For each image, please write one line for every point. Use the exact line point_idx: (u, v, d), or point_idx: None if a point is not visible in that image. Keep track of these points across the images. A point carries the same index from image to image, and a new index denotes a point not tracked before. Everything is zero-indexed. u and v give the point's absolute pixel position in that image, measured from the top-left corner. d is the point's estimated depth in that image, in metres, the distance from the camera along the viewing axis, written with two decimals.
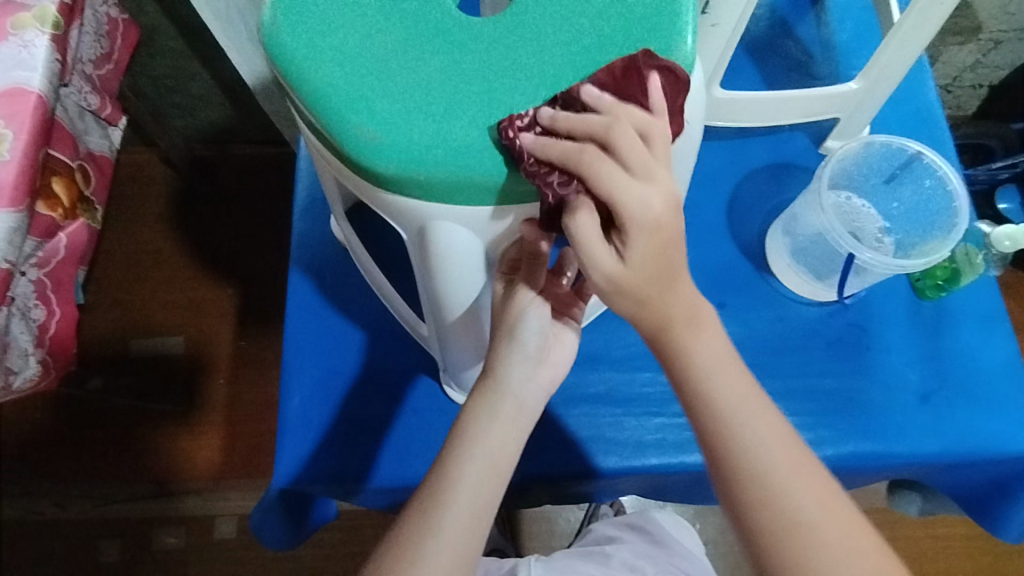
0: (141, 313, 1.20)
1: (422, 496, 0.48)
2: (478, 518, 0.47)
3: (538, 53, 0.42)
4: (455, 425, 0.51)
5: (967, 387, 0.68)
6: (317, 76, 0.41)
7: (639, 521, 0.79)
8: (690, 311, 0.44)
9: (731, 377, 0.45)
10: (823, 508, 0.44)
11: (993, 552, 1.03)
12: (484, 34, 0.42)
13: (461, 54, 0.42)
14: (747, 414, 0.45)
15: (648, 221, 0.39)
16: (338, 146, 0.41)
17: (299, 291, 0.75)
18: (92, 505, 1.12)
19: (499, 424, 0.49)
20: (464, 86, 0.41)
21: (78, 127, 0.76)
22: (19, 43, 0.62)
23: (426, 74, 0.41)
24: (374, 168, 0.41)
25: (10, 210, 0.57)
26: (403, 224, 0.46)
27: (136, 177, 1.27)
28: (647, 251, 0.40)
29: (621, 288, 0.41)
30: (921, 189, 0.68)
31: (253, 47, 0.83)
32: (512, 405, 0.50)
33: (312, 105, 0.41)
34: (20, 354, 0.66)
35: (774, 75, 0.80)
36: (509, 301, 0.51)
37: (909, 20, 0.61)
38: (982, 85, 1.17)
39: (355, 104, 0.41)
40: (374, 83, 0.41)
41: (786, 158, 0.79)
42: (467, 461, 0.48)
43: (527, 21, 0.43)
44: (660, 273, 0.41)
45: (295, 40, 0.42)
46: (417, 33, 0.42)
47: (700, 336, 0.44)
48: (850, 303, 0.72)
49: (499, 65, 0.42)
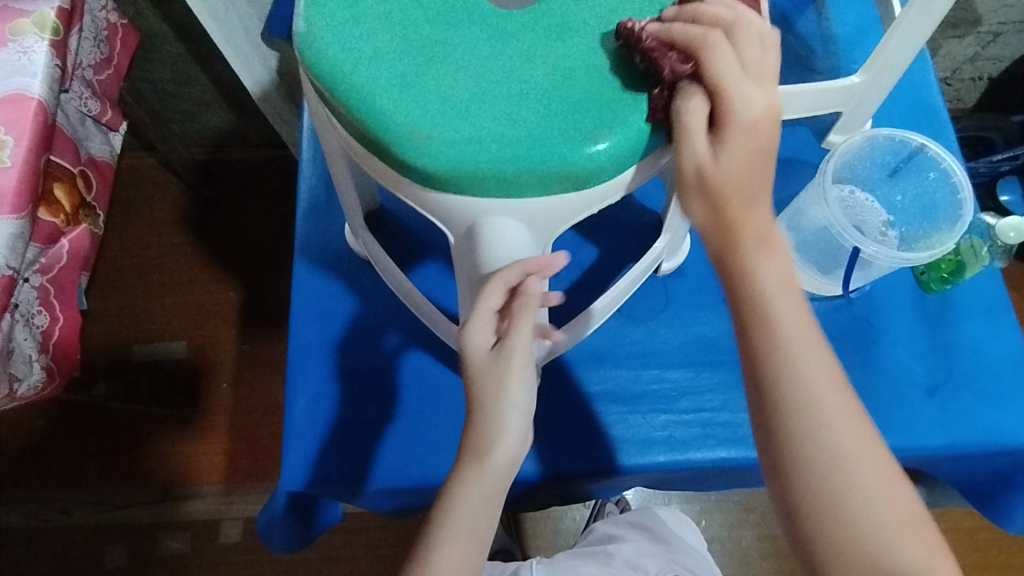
0: (143, 318, 1.20)
1: (422, 541, 0.47)
2: (475, 557, 0.46)
3: (572, 46, 0.43)
4: (444, 484, 0.47)
5: (974, 380, 0.68)
6: (361, 81, 0.41)
7: (641, 518, 0.79)
8: (758, 233, 0.43)
9: (795, 309, 0.43)
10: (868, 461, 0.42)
11: (1001, 545, 1.02)
12: (519, 30, 0.43)
13: (501, 49, 0.43)
14: (808, 353, 0.42)
15: (748, 116, 0.40)
16: (390, 150, 0.41)
17: (302, 294, 0.75)
18: (96, 511, 1.12)
19: (483, 496, 0.45)
20: (508, 80, 0.42)
21: (79, 132, 0.76)
22: (19, 49, 0.62)
23: (469, 71, 0.42)
24: (429, 169, 0.41)
25: (13, 216, 0.57)
26: (451, 226, 0.45)
27: (136, 182, 1.27)
28: (741, 145, 0.41)
29: (709, 184, 0.42)
30: (924, 182, 0.68)
31: (252, 50, 0.83)
32: (497, 477, 0.45)
33: (359, 111, 0.41)
34: (24, 360, 0.66)
35: (774, 70, 0.80)
36: (498, 354, 0.43)
37: (910, 14, 0.61)
38: (982, 77, 1.17)
39: (404, 106, 0.41)
40: (421, 83, 0.41)
41: (788, 153, 0.78)
42: (449, 531, 0.46)
43: (561, 21, 0.44)
44: (749, 175, 0.41)
45: (332, 46, 0.42)
46: (455, 31, 0.43)
47: (767, 260, 0.43)
48: (855, 297, 0.72)
49: (538, 59, 0.43)
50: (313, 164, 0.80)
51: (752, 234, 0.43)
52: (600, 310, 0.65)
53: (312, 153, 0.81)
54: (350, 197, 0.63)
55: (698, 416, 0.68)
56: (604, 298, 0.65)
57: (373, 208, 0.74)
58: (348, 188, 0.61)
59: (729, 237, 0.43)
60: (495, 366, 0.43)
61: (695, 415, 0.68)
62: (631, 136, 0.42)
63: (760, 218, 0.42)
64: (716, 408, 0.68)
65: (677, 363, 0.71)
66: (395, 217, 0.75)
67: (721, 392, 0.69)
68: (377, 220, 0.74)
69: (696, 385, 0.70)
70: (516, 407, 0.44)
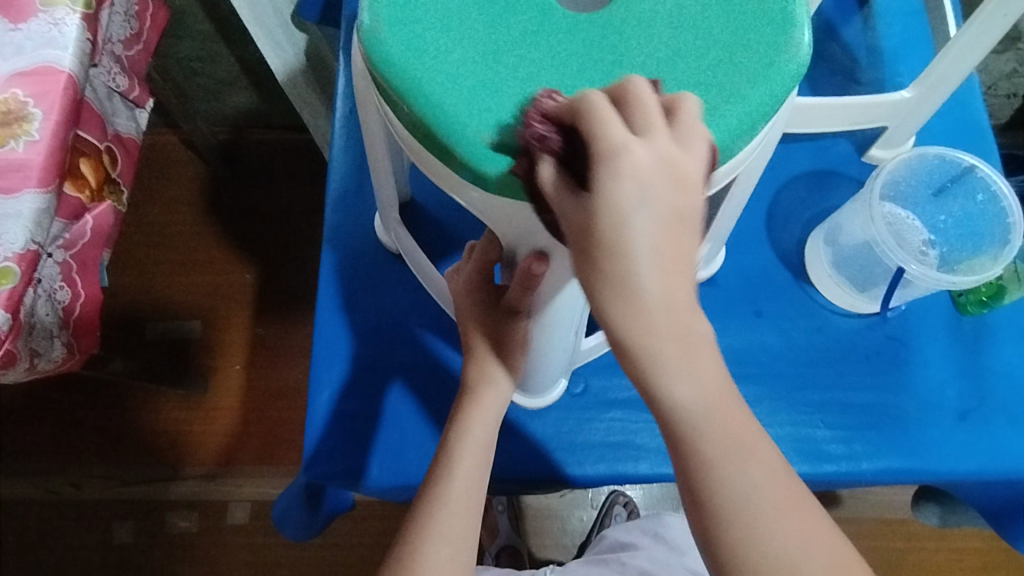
0: (158, 296, 1.20)
1: (436, 472, 0.50)
2: (478, 489, 0.49)
3: (650, 47, 0.41)
4: (454, 411, 0.52)
5: (1006, 407, 0.67)
6: (426, 79, 0.40)
7: (654, 526, 0.78)
8: (680, 330, 0.32)
9: (724, 419, 0.33)
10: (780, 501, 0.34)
11: (1009, 568, 1.02)
12: (591, 31, 0.41)
13: (574, 49, 0.40)
14: (724, 461, 0.33)
15: (629, 166, 0.30)
16: (449, 152, 0.40)
17: (326, 285, 0.74)
18: (105, 486, 1.12)
19: (482, 411, 0.51)
20: (582, 86, 0.40)
21: (106, 107, 0.75)
22: (50, 21, 0.61)
23: (539, 73, 0.40)
24: (491, 172, 0.39)
25: (39, 191, 0.57)
26: (510, 230, 0.44)
27: (157, 160, 1.27)
28: (658, 259, 0.30)
29: (584, 251, 0.32)
30: (971, 203, 0.67)
31: (281, 33, 0.81)
32: (493, 392, 0.51)
33: (421, 109, 0.40)
34: (46, 335, 0.65)
35: (816, 81, 0.79)
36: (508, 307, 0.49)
37: (968, 34, 0.59)
38: (1016, 95, 1.14)
39: (469, 108, 0.39)
40: (486, 87, 0.39)
41: (828, 165, 0.77)
42: (459, 457, 0.49)
43: (640, 24, 0.41)
44: (670, 281, 0.31)
45: (396, 43, 0.40)
46: (528, 28, 0.41)
47: (688, 370, 0.32)
48: (891, 316, 0.71)
49: (611, 66, 0.40)
50: (342, 153, 0.79)
51: (672, 334, 0.32)
52: (589, 349, 0.67)
53: (343, 142, 0.79)
54: (390, 186, 0.62)
55: None
56: (594, 337, 0.67)
57: (404, 200, 0.73)
58: (389, 177, 0.60)
59: (632, 346, 0.32)
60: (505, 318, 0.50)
61: None
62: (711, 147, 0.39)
63: (680, 301, 0.31)
64: None
65: None
66: (426, 212, 0.73)
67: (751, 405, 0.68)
68: (409, 212, 0.73)
69: None
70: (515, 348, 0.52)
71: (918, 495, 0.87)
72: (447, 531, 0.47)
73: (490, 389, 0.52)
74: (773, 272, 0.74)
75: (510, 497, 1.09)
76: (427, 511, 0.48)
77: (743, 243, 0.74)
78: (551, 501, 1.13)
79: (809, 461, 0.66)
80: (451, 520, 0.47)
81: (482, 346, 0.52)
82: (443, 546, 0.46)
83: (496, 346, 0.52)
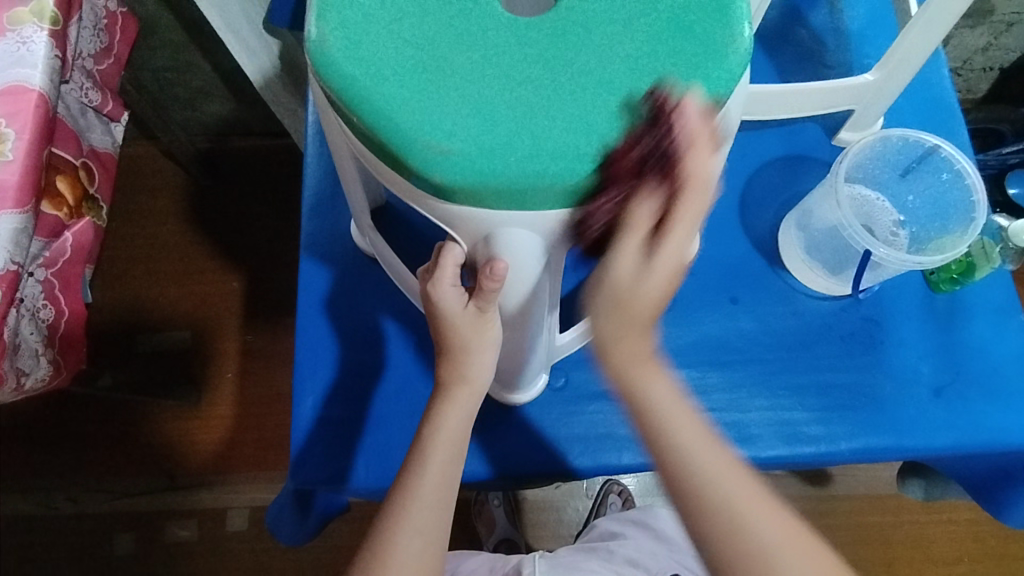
0: (147, 308, 1.20)
1: (409, 470, 0.51)
2: (448, 489, 0.51)
3: (596, 46, 0.41)
4: (428, 408, 0.53)
5: (981, 381, 0.68)
6: (375, 91, 0.40)
7: (644, 517, 0.79)
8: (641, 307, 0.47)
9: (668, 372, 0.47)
10: (718, 452, 0.47)
11: (997, 537, 1.03)
12: (536, 32, 0.41)
13: (521, 52, 0.41)
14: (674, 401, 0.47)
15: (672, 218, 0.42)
16: (403, 163, 0.40)
17: (308, 291, 0.75)
18: (104, 499, 1.13)
19: (456, 411, 0.52)
20: (530, 90, 0.40)
21: (80, 123, 0.75)
22: (18, 39, 0.61)
23: (487, 79, 0.40)
24: (447, 182, 0.40)
25: (15, 211, 0.57)
26: (468, 233, 0.45)
27: (139, 171, 1.27)
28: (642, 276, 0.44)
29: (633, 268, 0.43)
30: (937, 182, 0.67)
31: (254, 39, 0.81)
32: (467, 393, 0.52)
33: (373, 122, 0.40)
34: (31, 354, 0.66)
35: (785, 65, 0.80)
36: (476, 311, 0.49)
37: (926, 14, 0.59)
38: (993, 67, 1.15)
39: (420, 119, 0.40)
40: (435, 96, 0.40)
41: (799, 150, 0.78)
42: (430, 457, 0.51)
43: (586, 24, 0.41)
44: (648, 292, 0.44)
45: (344, 55, 0.41)
46: (472, 30, 0.41)
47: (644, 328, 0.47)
48: (864, 297, 0.72)
49: (558, 68, 0.40)
50: (319, 159, 0.79)
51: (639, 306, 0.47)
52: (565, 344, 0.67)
53: (318, 148, 0.79)
54: (359, 192, 0.62)
55: (704, 416, 0.68)
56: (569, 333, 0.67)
57: (379, 205, 0.73)
58: (359, 181, 0.60)
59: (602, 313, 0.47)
60: (475, 323, 0.50)
61: (702, 414, 0.68)
62: (660, 143, 0.40)
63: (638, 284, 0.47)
64: (723, 408, 0.69)
65: (685, 361, 0.71)
66: (402, 214, 0.74)
67: (728, 391, 0.69)
68: (385, 216, 0.74)
69: (704, 384, 0.70)
70: (485, 349, 0.51)
71: (903, 470, 0.89)
72: (417, 527, 0.49)
73: (464, 386, 0.52)
74: (751, 258, 0.74)
75: (505, 492, 1.10)
76: (396, 508, 0.50)
77: (718, 232, 0.75)
78: (546, 493, 1.14)
79: (786, 443, 0.67)
80: (420, 517, 0.49)
81: (453, 349, 0.51)
82: (415, 538, 0.49)
83: (467, 347, 0.51)
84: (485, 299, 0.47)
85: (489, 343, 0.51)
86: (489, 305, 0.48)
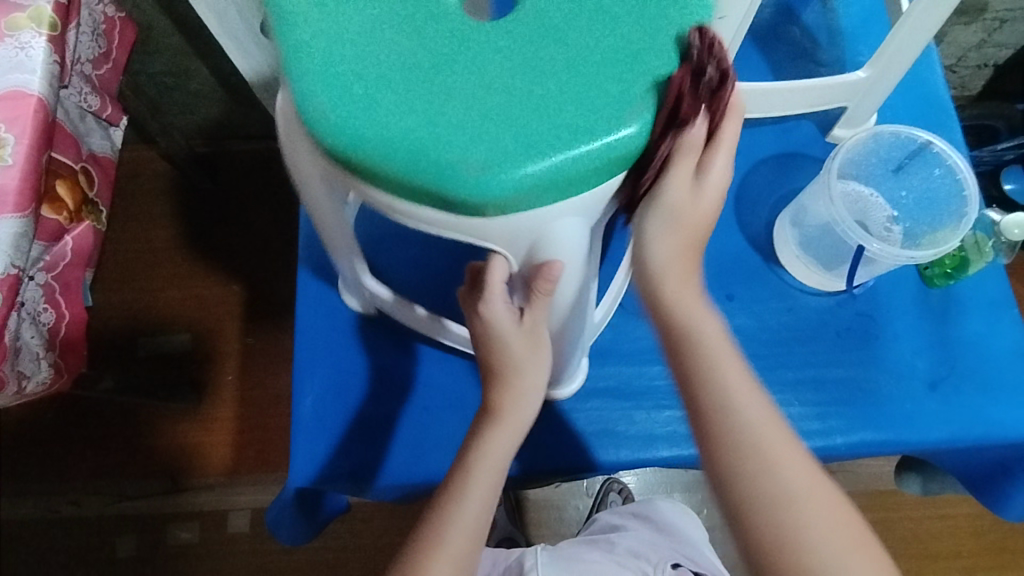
0: (147, 312, 1.20)
1: (450, 487, 0.52)
2: (488, 512, 0.51)
3: (567, 47, 0.43)
4: (472, 432, 0.54)
5: (976, 374, 0.68)
6: (373, 127, 0.41)
7: (644, 510, 0.81)
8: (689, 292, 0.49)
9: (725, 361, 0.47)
10: (780, 447, 0.46)
11: (997, 532, 1.04)
12: (504, 39, 0.43)
13: (497, 59, 0.43)
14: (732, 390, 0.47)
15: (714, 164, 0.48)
16: (422, 189, 0.42)
17: (306, 293, 0.75)
18: (106, 502, 1.13)
19: (502, 434, 0.52)
20: (518, 94, 0.42)
21: (80, 128, 0.75)
22: (16, 45, 0.62)
23: (475, 89, 0.42)
24: (468, 198, 0.42)
25: (15, 216, 0.57)
26: (501, 243, 0.47)
27: (138, 176, 1.27)
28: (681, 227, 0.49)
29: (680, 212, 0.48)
30: (930, 177, 0.68)
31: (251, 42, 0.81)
32: (517, 420, 0.53)
33: (380, 157, 0.41)
34: (32, 357, 0.66)
35: (778, 63, 0.80)
36: (529, 323, 0.51)
37: (916, 11, 0.59)
38: (988, 63, 1.15)
39: (427, 143, 0.41)
40: (431, 118, 0.41)
41: (793, 148, 0.78)
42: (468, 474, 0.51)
43: (551, 28, 0.44)
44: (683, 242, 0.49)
45: (333, 102, 0.42)
46: (443, 44, 0.43)
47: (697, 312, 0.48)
48: (858, 293, 0.72)
49: (538, 71, 0.42)
50: None
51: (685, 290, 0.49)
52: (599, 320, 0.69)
53: None
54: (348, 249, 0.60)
55: None
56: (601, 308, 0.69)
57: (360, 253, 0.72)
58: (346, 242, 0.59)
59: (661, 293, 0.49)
60: (527, 339, 0.52)
61: None
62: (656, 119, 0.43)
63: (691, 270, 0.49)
64: None
65: None
66: None
67: None
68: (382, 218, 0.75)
69: None
70: (537, 366, 0.53)
71: (901, 465, 0.89)
72: (451, 553, 0.49)
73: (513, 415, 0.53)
74: (746, 256, 0.75)
75: (506, 491, 1.10)
76: (432, 529, 0.50)
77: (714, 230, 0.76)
78: (548, 492, 1.14)
79: None
80: (456, 542, 0.49)
81: (506, 372, 0.52)
82: (448, 564, 0.49)
83: (519, 368, 0.52)
84: (539, 305, 0.50)
85: (541, 360, 0.53)
86: (542, 310, 0.50)
